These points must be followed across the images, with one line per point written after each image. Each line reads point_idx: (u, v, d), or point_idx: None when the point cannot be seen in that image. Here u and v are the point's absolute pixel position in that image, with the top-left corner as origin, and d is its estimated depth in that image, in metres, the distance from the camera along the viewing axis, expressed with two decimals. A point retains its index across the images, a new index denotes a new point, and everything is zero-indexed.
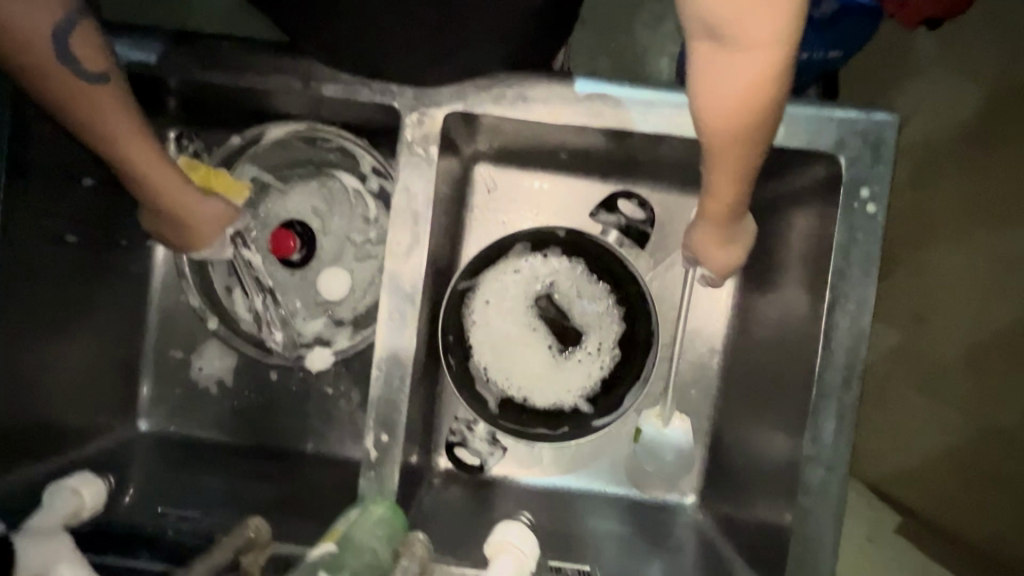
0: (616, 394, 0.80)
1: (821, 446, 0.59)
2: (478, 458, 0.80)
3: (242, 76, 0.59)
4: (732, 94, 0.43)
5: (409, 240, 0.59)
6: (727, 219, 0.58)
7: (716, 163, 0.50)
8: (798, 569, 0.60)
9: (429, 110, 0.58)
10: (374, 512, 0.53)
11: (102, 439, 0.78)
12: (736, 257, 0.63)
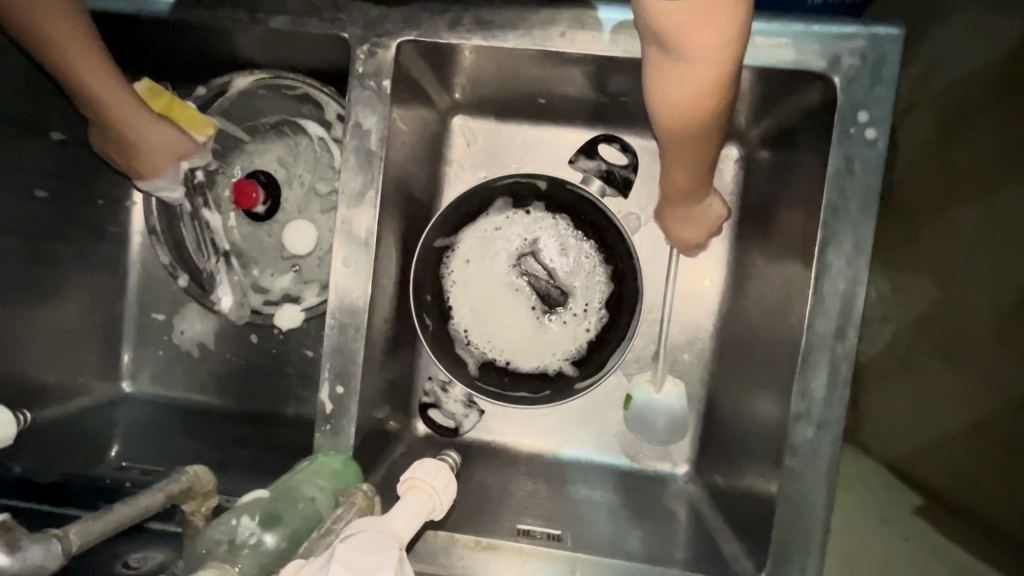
0: (602, 356, 0.76)
1: (813, 402, 0.54)
2: (451, 420, 0.76)
3: (189, 12, 0.57)
4: (680, 100, 0.46)
5: (362, 181, 0.56)
6: (684, 199, 0.64)
7: (672, 151, 0.54)
8: (785, 535, 0.55)
9: (381, 41, 0.54)
10: (326, 463, 0.52)
11: (84, 398, 0.78)
12: (700, 231, 0.69)
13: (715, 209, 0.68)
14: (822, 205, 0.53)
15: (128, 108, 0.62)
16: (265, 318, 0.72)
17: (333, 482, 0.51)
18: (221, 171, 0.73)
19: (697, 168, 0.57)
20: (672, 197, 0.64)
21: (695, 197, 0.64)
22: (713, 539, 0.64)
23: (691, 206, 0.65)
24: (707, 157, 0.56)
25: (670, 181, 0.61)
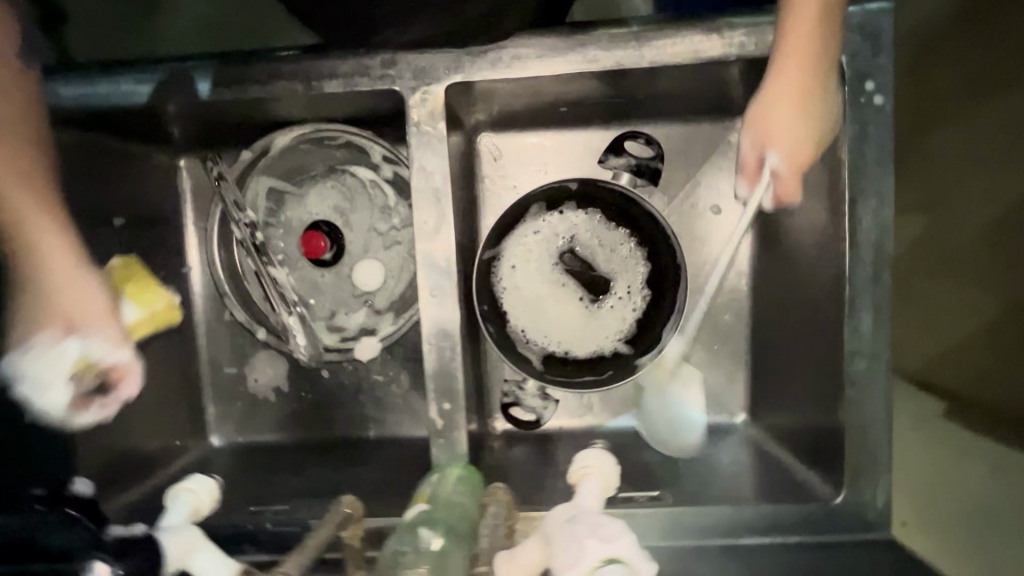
0: (653, 330, 0.82)
1: (861, 338, 0.62)
2: (534, 414, 0.82)
3: (244, 89, 0.64)
4: None
5: (434, 217, 0.61)
6: (802, 75, 0.54)
7: None
8: (856, 455, 0.63)
9: (431, 87, 0.60)
10: (453, 473, 0.58)
11: (181, 460, 0.83)
12: (809, 144, 0.57)
13: (822, 136, 0.58)
14: (843, 168, 0.60)
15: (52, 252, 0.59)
16: (345, 355, 0.78)
17: (469, 488, 0.57)
18: (277, 225, 0.77)
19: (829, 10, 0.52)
20: (781, 75, 0.54)
21: (815, 84, 0.55)
22: (786, 472, 0.72)
23: (809, 102, 0.55)
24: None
25: (792, 33, 0.53)
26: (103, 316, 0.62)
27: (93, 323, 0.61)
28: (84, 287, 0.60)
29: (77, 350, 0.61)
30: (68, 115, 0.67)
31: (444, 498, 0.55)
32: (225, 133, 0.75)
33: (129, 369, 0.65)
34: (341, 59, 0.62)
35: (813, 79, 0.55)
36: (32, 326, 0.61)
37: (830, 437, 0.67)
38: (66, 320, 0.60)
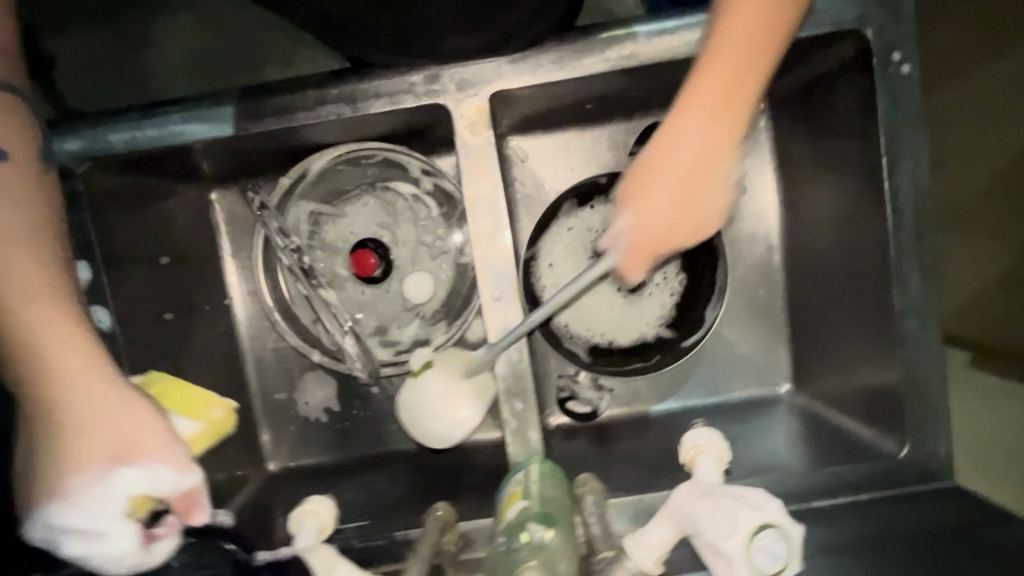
0: (696, 313, 0.85)
1: (911, 298, 0.65)
2: (590, 406, 0.84)
3: (289, 118, 0.64)
4: None
5: (490, 224, 0.63)
6: (699, 114, 0.50)
7: (700, 85, 0.50)
8: (915, 409, 0.66)
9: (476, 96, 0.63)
10: (538, 470, 0.59)
11: (247, 489, 0.82)
12: (670, 221, 0.54)
13: (716, 194, 0.54)
14: (878, 137, 0.63)
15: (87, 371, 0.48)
16: (401, 369, 0.78)
17: (558, 482, 0.59)
18: (320, 247, 0.77)
19: (774, 34, 0.49)
20: (719, 94, 0.50)
21: (719, 126, 0.51)
22: (845, 434, 0.74)
23: (691, 206, 0.54)
24: (773, 51, 0.50)
25: (715, 59, 0.49)
26: (161, 436, 0.49)
27: (150, 446, 0.49)
28: (129, 408, 0.49)
29: (132, 487, 0.48)
30: (111, 159, 0.67)
31: (537, 493, 0.56)
32: (256, 158, 0.75)
33: (196, 494, 0.51)
34: (383, 78, 0.63)
35: (733, 117, 0.51)
36: (63, 475, 0.47)
37: (887, 395, 0.69)
38: (113, 452, 0.48)
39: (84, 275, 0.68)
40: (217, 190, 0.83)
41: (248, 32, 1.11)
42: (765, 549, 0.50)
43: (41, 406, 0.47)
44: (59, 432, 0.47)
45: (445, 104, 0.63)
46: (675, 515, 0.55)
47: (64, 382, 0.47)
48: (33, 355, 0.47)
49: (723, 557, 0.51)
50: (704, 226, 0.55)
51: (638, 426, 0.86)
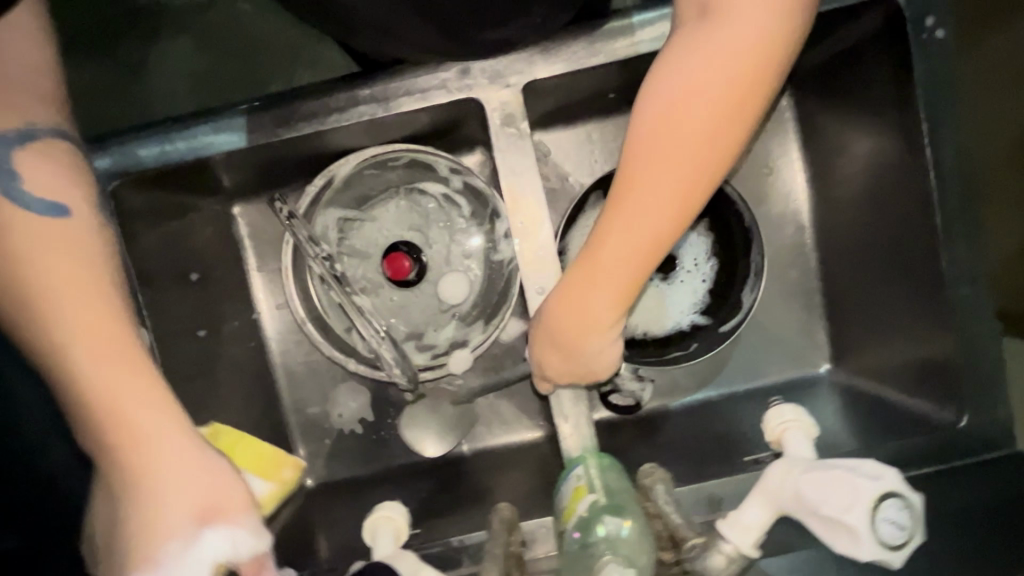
0: (731, 297, 0.83)
1: (957, 263, 0.65)
2: (632, 398, 0.82)
3: (322, 121, 0.64)
4: (694, 120, 0.51)
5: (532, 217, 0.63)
6: (605, 289, 0.57)
7: (611, 223, 0.55)
8: (972, 374, 0.65)
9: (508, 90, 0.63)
10: (600, 461, 0.58)
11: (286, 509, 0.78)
12: (566, 371, 0.62)
13: (596, 357, 0.61)
14: (915, 105, 0.64)
15: (162, 435, 0.45)
16: (440, 372, 0.76)
17: (621, 470, 0.58)
18: (351, 254, 0.77)
19: (674, 219, 0.55)
20: (615, 269, 0.56)
21: (626, 292, 0.58)
22: (901, 408, 0.72)
23: (591, 326, 0.59)
24: (689, 193, 0.54)
25: (616, 239, 0.55)
26: (241, 501, 0.48)
27: (235, 511, 0.47)
28: (212, 471, 0.47)
29: (218, 552, 0.46)
30: (142, 175, 0.66)
31: (604, 484, 0.55)
32: (281, 168, 0.74)
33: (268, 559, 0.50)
34: (416, 74, 0.63)
35: (626, 290, 0.57)
36: (154, 543, 0.46)
37: (940, 363, 0.69)
38: (199, 512, 0.46)
39: None
40: (239, 204, 0.81)
41: (246, 52, 1.10)
42: (890, 520, 0.51)
43: (125, 467, 0.45)
44: (144, 492, 0.45)
45: (479, 98, 0.63)
46: (774, 495, 0.55)
47: (150, 447, 0.45)
48: (116, 414, 0.44)
49: (848, 532, 0.51)
50: (599, 372, 0.63)
51: (681, 416, 0.84)
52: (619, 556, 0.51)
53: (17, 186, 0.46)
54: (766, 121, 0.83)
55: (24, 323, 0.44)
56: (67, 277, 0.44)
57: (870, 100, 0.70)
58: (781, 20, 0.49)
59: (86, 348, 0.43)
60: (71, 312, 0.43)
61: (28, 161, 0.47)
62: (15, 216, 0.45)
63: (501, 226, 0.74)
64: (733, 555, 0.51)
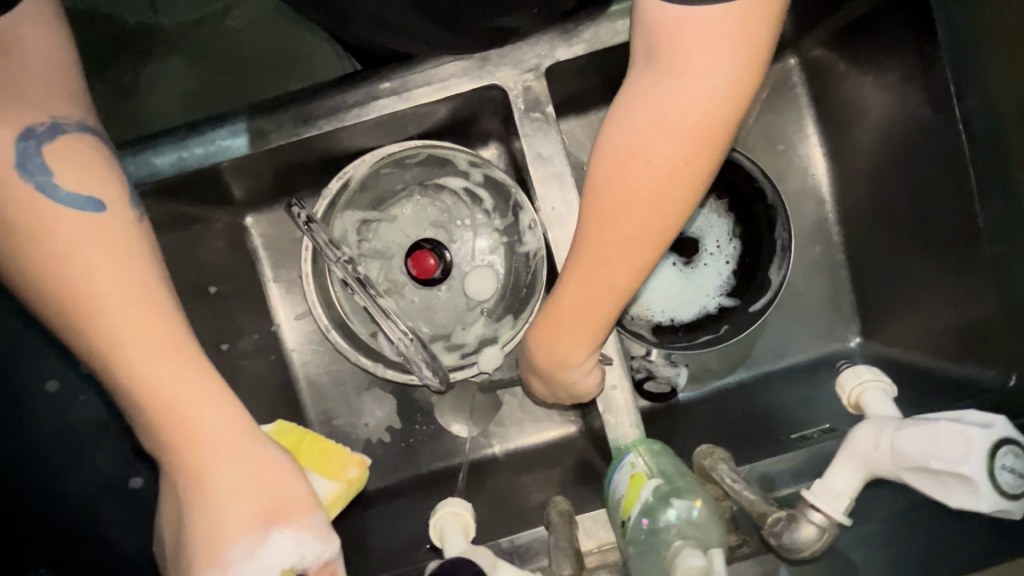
0: (759, 276, 0.81)
1: (997, 220, 0.64)
2: (669, 384, 0.80)
3: (342, 119, 0.63)
4: (654, 166, 0.46)
5: (560, 202, 0.64)
6: (569, 337, 0.55)
7: (573, 271, 0.52)
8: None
9: (532, 77, 0.63)
10: (652, 446, 0.59)
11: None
12: (550, 393, 0.65)
13: (574, 389, 0.61)
14: (942, 64, 0.64)
15: (224, 430, 0.46)
16: (472, 371, 0.74)
17: (673, 454, 0.59)
18: (372, 256, 0.76)
19: (632, 273, 0.51)
20: (578, 319, 0.54)
21: (591, 340, 0.56)
22: (942, 375, 0.71)
23: (565, 365, 0.58)
24: (656, 237, 0.49)
25: (573, 291, 0.53)
26: (305, 499, 0.49)
27: (299, 509, 0.49)
28: (274, 469, 0.48)
29: (283, 556, 0.47)
30: (159, 185, 0.64)
31: (660, 468, 0.56)
32: (297, 173, 0.73)
33: (334, 563, 0.51)
34: (439, 64, 0.63)
35: (592, 337, 0.55)
36: (222, 544, 0.46)
37: (981, 325, 0.68)
38: (264, 513, 0.47)
39: None
40: (252, 215, 0.79)
41: (239, 70, 1.07)
42: (1007, 468, 0.46)
43: (189, 470, 0.46)
44: (211, 495, 0.46)
45: (502, 84, 0.63)
46: (864, 456, 0.52)
47: (213, 449, 0.46)
48: (179, 418, 0.45)
49: (960, 481, 0.46)
50: (582, 398, 0.63)
51: (717, 401, 0.82)
52: (691, 539, 0.51)
53: (50, 185, 0.45)
54: (779, 99, 0.83)
55: (82, 332, 0.44)
56: (120, 286, 0.44)
57: (891, 68, 0.71)
58: (738, 61, 0.42)
59: (147, 353, 0.44)
60: (130, 323, 0.43)
61: (60, 157, 0.47)
62: (57, 220, 0.44)
63: (524, 217, 0.73)
64: (823, 524, 0.50)
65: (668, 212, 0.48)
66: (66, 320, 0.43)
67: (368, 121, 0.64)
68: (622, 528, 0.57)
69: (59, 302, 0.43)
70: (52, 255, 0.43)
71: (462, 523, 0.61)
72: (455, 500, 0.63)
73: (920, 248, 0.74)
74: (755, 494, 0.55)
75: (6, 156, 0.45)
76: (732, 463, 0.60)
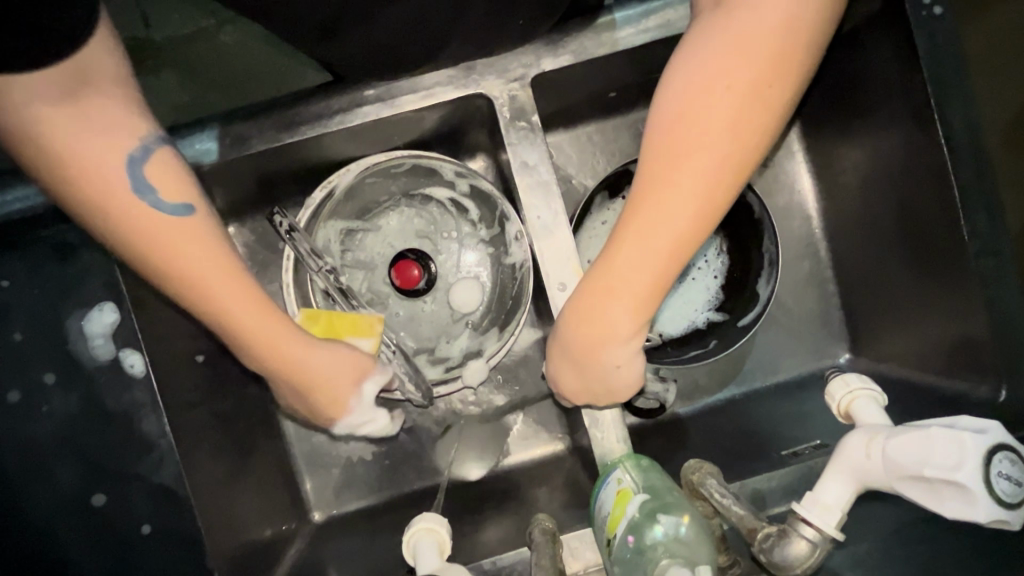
0: (747, 290, 0.81)
1: (981, 234, 0.64)
2: (658, 400, 0.78)
3: (327, 124, 0.62)
4: (725, 96, 0.48)
5: (546, 211, 0.63)
6: (623, 298, 0.53)
7: (633, 214, 0.51)
8: (1012, 347, 0.63)
9: (517, 86, 0.63)
10: (640, 461, 0.57)
11: (295, 544, 0.73)
12: (581, 387, 0.59)
13: (614, 374, 0.56)
14: (922, 81, 0.64)
15: (283, 339, 0.53)
16: (455, 384, 0.72)
17: (661, 471, 0.57)
18: (356, 266, 0.75)
19: (697, 216, 0.50)
20: (635, 273, 0.52)
21: (644, 305, 0.53)
22: (928, 392, 0.70)
23: (612, 330, 0.54)
24: (726, 176, 0.49)
25: (633, 243, 0.51)
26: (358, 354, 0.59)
27: (367, 365, 0.58)
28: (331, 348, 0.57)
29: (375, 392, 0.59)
30: None
31: (647, 483, 0.55)
32: (281, 182, 0.72)
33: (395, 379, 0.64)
34: (425, 72, 0.63)
35: (649, 295, 0.53)
36: (327, 406, 0.57)
37: (967, 342, 0.68)
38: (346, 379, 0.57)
39: (110, 318, 0.59)
40: (235, 225, 0.78)
41: (232, 83, 1.07)
42: (1003, 474, 0.45)
43: (292, 380, 0.55)
44: (316, 395, 0.56)
45: (487, 93, 0.63)
46: (854, 467, 0.50)
47: (309, 360, 0.54)
48: (282, 349, 0.53)
49: (954, 489, 0.45)
50: (617, 391, 0.58)
51: (706, 417, 0.81)
52: (677, 557, 0.50)
53: (155, 201, 0.48)
54: None
55: (173, 290, 0.49)
56: (212, 261, 0.49)
57: (875, 84, 0.71)
58: (803, 17, 0.47)
59: (247, 316, 0.51)
60: (202, 272, 0.49)
61: (156, 174, 0.49)
62: (148, 220, 0.48)
63: (511, 228, 0.72)
64: (815, 538, 0.48)
65: (738, 149, 0.49)
66: (174, 290, 0.49)
67: (352, 128, 0.64)
68: (607, 546, 0.54)
69: (166, 277, 0.48)
70: (150, 240, 0.48)
71: (437, 540, 0.58)
72: (433, 514, 0.60)
73: (904, 263, 0.74)
74: (745, 509, 0.53)
75: (110, 183, 0.47)
76: (721, 478, 0.58)
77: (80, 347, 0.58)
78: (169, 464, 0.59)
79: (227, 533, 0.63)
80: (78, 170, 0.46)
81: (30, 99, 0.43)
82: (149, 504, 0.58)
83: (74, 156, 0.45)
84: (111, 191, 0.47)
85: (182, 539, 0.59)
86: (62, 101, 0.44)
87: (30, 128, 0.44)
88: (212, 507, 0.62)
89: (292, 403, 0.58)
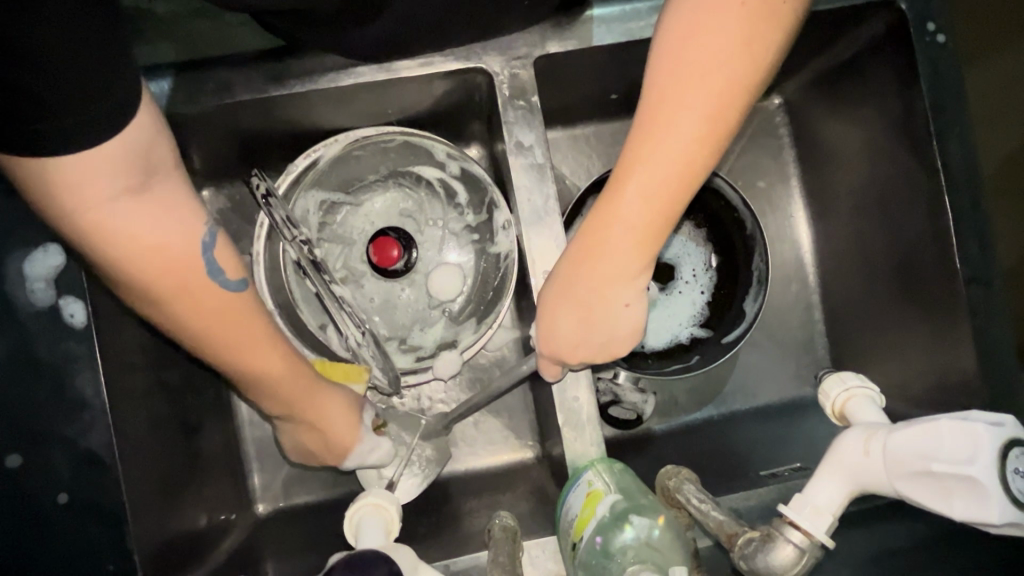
0: (733, 308, 0.79)
1: (971, 264, 0.65)
2: (635, 411, 0.76)
3: (318, 81, 0.60)
4: (734, 10, 0.43)
5: (538, 196, 0.61)
6: (630, 234, 0.50)
7: (637, 147, 0.47)
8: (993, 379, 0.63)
9: (520, 66, 0.62)
10: (615, 464, 0.53)
11: (231, 537, 0.67)
12: (581, 342, 0.55)
13: (622, 318, 0.54)
14: (922, 106, 0.65)
15: (309, 395, 0.54)
16: (425, 375, 0.69)
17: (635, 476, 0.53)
18: (333, 241, 0.72)
19: (705, 144, 0.47)
20: (639, 212, 0.49)
21: (652, 238, 0.50)
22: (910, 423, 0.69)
23: (613, 274, 0.51)
24: (736, 99, 0.45)
25: (641, 173, 0.48)
26: (353, 398, 0.61)
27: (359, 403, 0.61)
28: (338, 395, 0.58)
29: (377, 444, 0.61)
30: None
31: (618, 484, 0.51)
32: (264, 144, 0.69)
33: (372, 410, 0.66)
34: None
35: (652, 234, 0.50)
36: (337, 450, 0.58)
37: (951, 373, 0.67)
38: (353, 423, 0.59)
39: (55, 261, 0.54)
40: (209, 188, 0.72)
41: None
42: (1018, 472, 0.42)
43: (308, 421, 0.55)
44: (327, 435, 0.57)
45: (488, 69, 0.62)
46: (852, 468, 0.48)
47: (325, 400, 0.56)
48: (307, 395, 0.53)
49: (963, 485, 0.42)
50: (619, 339, 0.55)
51: (684, 435, 0.78)
52: (648, 563, 0.47)
53: (223, 281, 0.45)
54: (762, 137, 0.84)
55: (224, 360, 0.47)
56: (260, 330, 0.48)
57: (872, 108, 0.71)
58: None
59: (285, 371, 0.50)
60: (253, 345, 0.47)
61: (223, 252, 0.46)
62: (215, 300, 0.45)
63: (498, 217, 0.69)
64: (802, 544, 0.45)
65: (749, 67, 0.44)
66: (211, 355, 0.47)
67: (344, 89, 0.62)
68: (572, 551, 0.51)
69: (209, 344, 0.46)
70: (209, 316, 0.45)
71: (385, 521, 0.54)
72: (382, 491, 0.56)
73: (891, 294, 0.74)
74: (724, 514, 0.50)
75: (188, 275, 0.43)
76: (697, 485, 0.56)
77: (19, 290, 0.53)
78: (99, 429, 0.53)
79: (160, 512, 0.58)
80: (161, 264, 0.42)
81: (109, 197, 0.39)
82: (71, 471, 0.52)
83: (158, 250, 0.42)
84: (188, 278, 0.43)
85: (105, 515, 0.52)
86: (135, 196, 0.40)
87: (112, 228, 0.40)
88: (146, 483, 0.57)
89: (300, 442, 0.58)
